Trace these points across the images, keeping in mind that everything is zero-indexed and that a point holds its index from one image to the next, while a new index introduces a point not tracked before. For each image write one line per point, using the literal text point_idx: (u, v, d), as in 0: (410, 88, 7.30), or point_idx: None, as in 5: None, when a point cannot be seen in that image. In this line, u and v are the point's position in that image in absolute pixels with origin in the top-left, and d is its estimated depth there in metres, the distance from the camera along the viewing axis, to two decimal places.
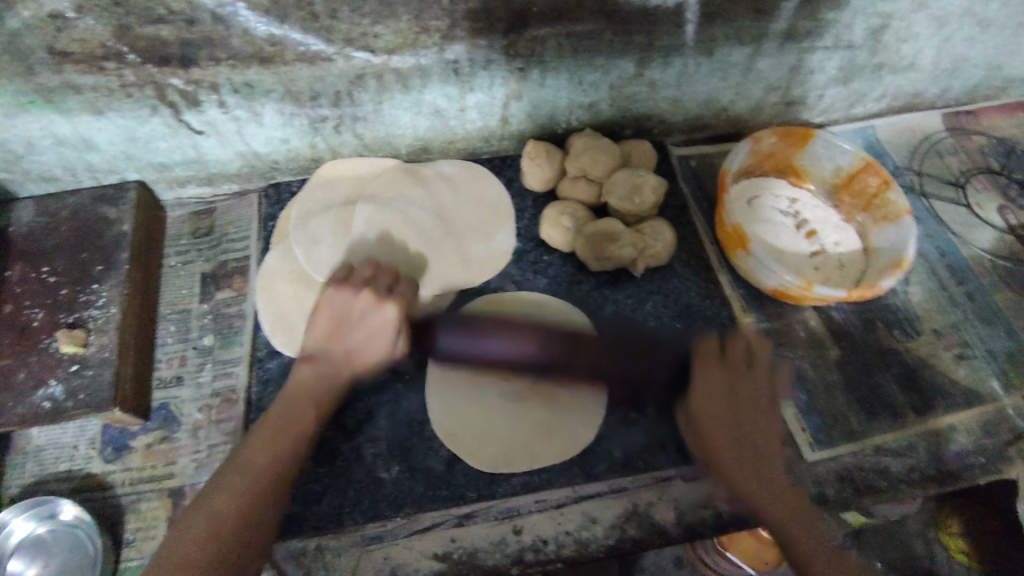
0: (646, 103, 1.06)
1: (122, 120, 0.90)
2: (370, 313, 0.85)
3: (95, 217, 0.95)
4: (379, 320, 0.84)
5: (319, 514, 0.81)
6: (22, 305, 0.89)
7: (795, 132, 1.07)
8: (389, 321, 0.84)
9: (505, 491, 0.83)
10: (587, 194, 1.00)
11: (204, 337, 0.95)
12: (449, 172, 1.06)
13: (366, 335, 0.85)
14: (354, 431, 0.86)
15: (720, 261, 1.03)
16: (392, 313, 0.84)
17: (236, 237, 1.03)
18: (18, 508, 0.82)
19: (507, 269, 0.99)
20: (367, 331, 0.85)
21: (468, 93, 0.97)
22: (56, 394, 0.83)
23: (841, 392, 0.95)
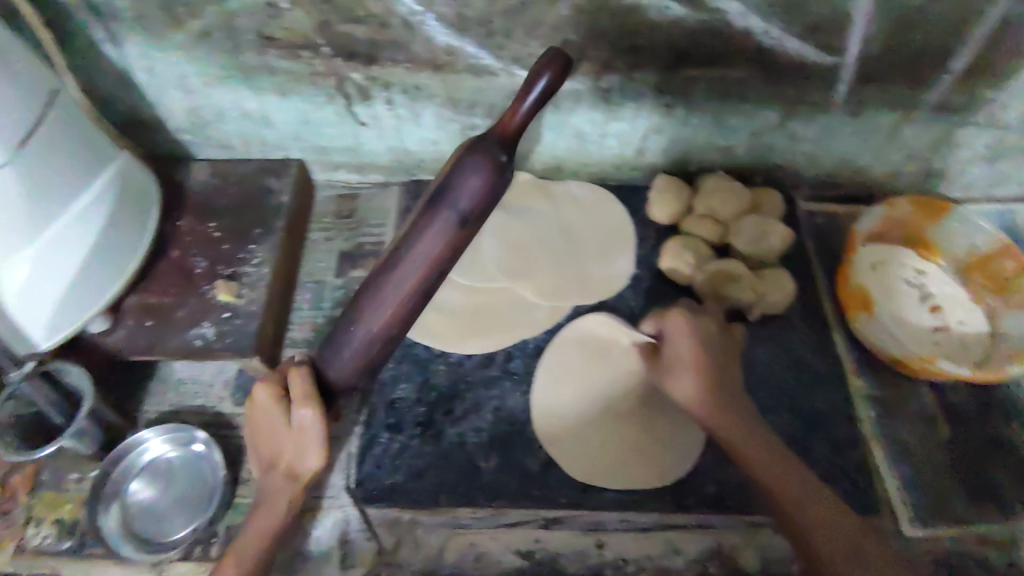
0: (782, 155, 1.08)
1: (301, 104, 1.00)
2: (278, 432, 0.78)
3: (260, 185, 1.06)
4: (272, 422, 0.78)
5: (419, 490, 0.85)
6: (189, 252, 0.99)
7: (933, 205, 1.06)
8: (264, 402, 0.78)
9: (596, 503, 0.85)
10: (712, 233, 1.01)
11: (335, 308, 1.03)
12: (579, 193, 1.10)
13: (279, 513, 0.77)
14: (460, 418, 0.91)
15: (836, 320, 1.03)
16: (263, 395, 0.78)
17: (375, 223, 1.11)
18: (158, 430, 0.90)
19: (622, 292, 1.02)
20: (276, 419, 0.78)
21: (612, 121, 1.01)
22: (207, 334, 0.92)
23: (948, 473, 0.92)
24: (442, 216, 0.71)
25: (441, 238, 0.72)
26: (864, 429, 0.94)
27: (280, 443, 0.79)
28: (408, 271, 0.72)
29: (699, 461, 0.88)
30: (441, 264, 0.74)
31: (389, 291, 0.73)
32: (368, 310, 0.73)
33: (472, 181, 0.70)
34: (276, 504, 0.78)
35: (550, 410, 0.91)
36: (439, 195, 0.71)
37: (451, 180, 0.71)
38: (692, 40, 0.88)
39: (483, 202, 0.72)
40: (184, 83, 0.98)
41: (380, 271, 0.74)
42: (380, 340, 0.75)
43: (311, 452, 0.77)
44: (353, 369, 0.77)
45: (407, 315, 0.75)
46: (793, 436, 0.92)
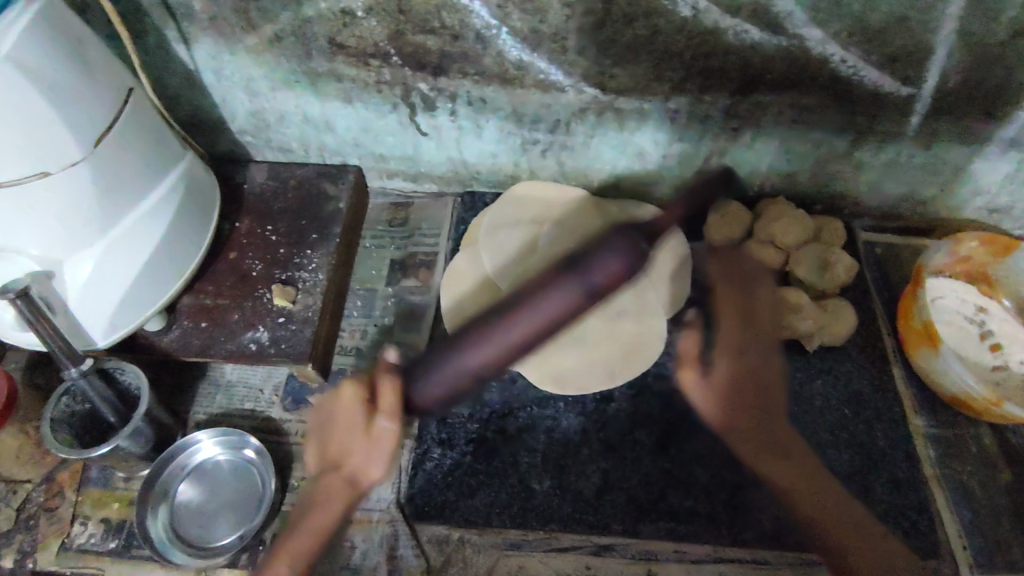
0: (846, 183, 1.06)
1: (364, 111, 1.00)
2: (351, 434, 0.72)
3: (317, 190, 1.06)
4: (348, 422, 0.72)
5: (472, 508, 0.85)
6: (246, 254, 0.99)
7: (1000, 240, 1.03)
8: (349, 400, 0.72)
9: (650, 532, 0.84)
10: (771, 259, 1.00)
11: (386, 317, 1.02)
12: (635, 212, 1.06)
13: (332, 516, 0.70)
14: (512, 437, 0.89)
15: (896, 355, 1.01)
16: (348, 393, 0.72)
17: (428, 233, 1.11)
18: (212, 432, 0.89)
19: (678, 315, 1.01)
20: (351, 417, 0.72)
21: (675, 142, 1.00)
22: (262, 339, 0.91)
23: (1010, 520, 0.89)
24: (555, 297, 0.71)
25: (551, 312, 0.71)
26: (923, 470, 0.92)
27: (341, 449, 0.72)
28: (518, 332, 0.71)
29: (755, 495, 0.86)
30: (551, 332, 0.72)
31: (493, 343, 0.71)
32: (471, 345, 0.71)
33: (597, 277, 0.71)
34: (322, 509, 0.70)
35: (603, 432, 0.90)
36: (572, 274, 0.71)
37: (598, 264, 0.71)
38: (767, 64, 0.87)
39: (612, 283, 0.71)
40: (250, 86, 0.98)
41: (482, 323, 0.72)
42: (486, 370, 0.72)
43: (377, 463, 0.71)
44: (444, 400, 0.72)
45: (510, 359, 0.72)
46: (852, 473, 0.89)
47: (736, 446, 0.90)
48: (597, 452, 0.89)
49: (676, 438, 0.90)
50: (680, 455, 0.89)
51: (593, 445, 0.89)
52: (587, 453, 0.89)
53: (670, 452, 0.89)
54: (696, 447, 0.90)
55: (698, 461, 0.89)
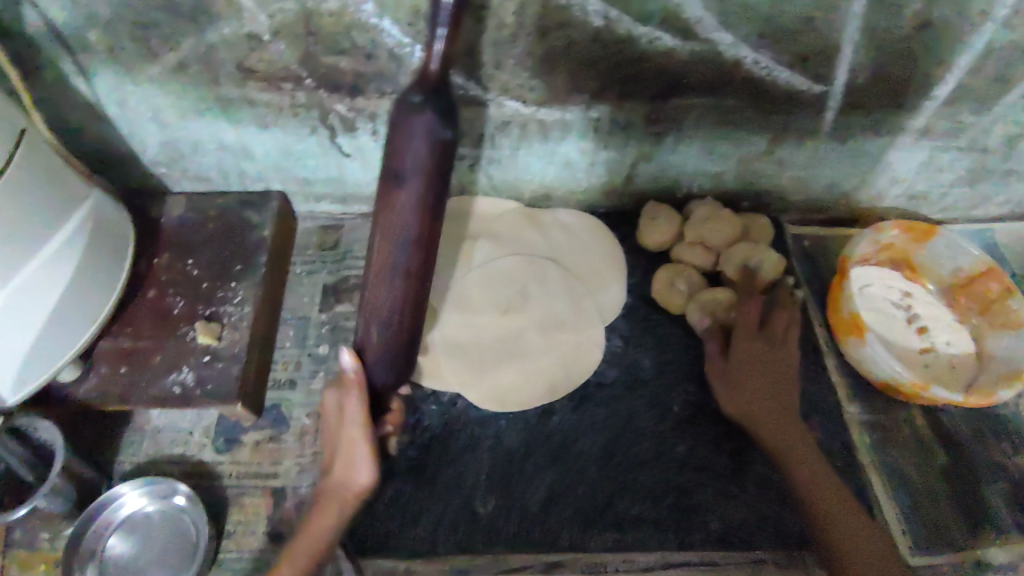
0: (770, 180, 1.08)
1: (282, 135, 0.97)
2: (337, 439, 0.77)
3: (239, 219, 1.02)
4: (334, 425, 0.78)
5: (416, 538, 0.83)
6: (166, 292, 0.95)
7: (919, 227, 1.06)
8: (331, 404, 0.78)
9: (597, 544, 0.83)
10: (703, 261, 1.01)
11: (320, 345, 0.99)
12: (567, 222, 1.09)
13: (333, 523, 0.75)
14: (455, 460, 0.88)
15: (829, 346, 1.03)
16: (330, 399, 0.78)
17: (360, 255, 1.08)
18: (136, 483, 0.85)
19: (616, 322, 1.01)
20: (337, 420, 0.77)
21: (601, 149, 1.00)
22: (186, 380, 0.87)
23: (943, 499, 0.92)
24: (397, 195, 0.69)
25: (405, 214, 0.69)
26: (860, 457, 0.94)
27: (334, 452, 0.77)
28: (388, 255, 0.71)
29: (699, 496, 0.87)
30: (418, 238, 0.71)
31: (385, 290, 0.73)
32: (372, 303, 0.74)
33: (411, 163, 0.67)
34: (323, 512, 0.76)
35: (546, 446, 0.90)
36: (391, 173, 0.69)
37: (395, 154, 0.68)
38: (682, 70, 0.88)
39: (432, 156, 0.67)
40: (158, 116, 0.94)
41: (371, 280, 0.73)
42: (400, 323, 0.74)
43: (359, 466, 0.75)
44: (392, 359, 0.76)
45: (416, 295, 0.74)
46: None
47: (679, 449, 0.90)
48: (541, 467, 0.88)
49: (619, 446, 0.90)
50: (624, 463, 0.89)
51: (537, 461, 0.89)
52: (532, 469, 0.88)
53: (613, 461, 0.89)
54: (639, 454, 0.90)
55: (642, 467, 0.89)
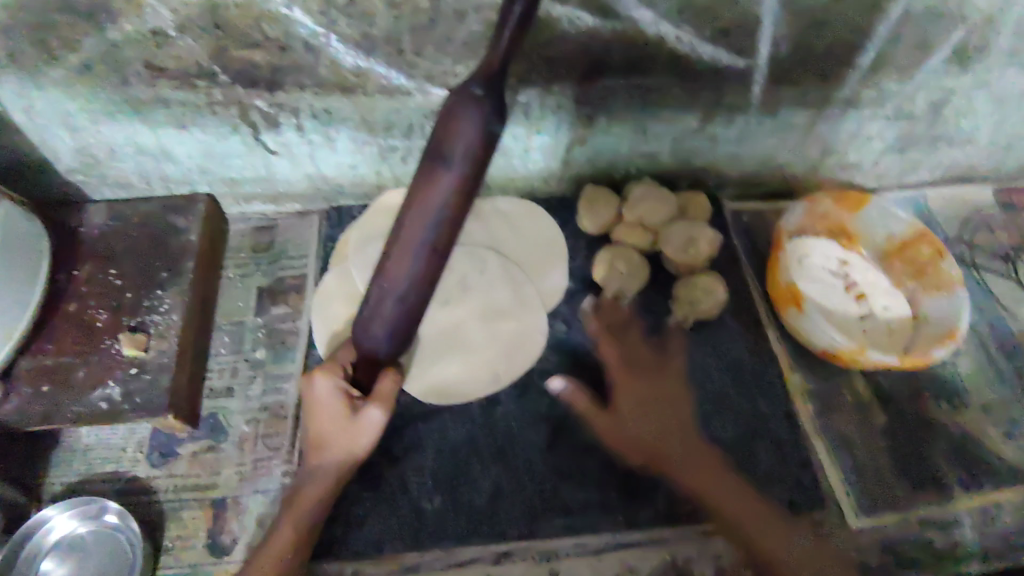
0: (705, 157, 1.08)
1: (202, 135, 0.94)
2: (331, 424, 0.77)
3: (164, 224, 0.98)
4: (330, 412, 0.77)
5: (361, 539, 0.81)
6: (88, 304, 0.91)
7: (850, 197, 1.09)
8: (327, 393, 0.77)
9: (546, 531, 0.83)
10: (643, 241, 1.00)
11: (257, 350, 0.97)
12: (506, 209, 1.07)
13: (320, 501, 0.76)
14: (399, 458, 0.87)
15: (769, 317, 1.04)
16: (326, 386, 0.77)
17: (295, 254, 1.05)
18: (63, 505, 0.82)
19: (559, 308, 1.00)
20: (334, 409, 0.77)
21: (534, 134, 0.99)
22: (113, 395, 0.84)
23: (885, 460, 0.93)
24: (440, 175, 0.66)
25: (444, 195, 0.67)
26: (804, 425, 0.95)
27: (327, 438, 0.76)
28: (417, 231, 0.68)
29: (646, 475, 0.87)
30: (450, 220, 0.68)
31: (407, 263, 0.69)
32: (389, 274, 0.70)
33: (460, 149, 0.65)
34: (316, 486, 0.76)
35: (493, 437, 0.89)
36: (436, 152, 0.66)
37: (445, 135, 0.65)
38: (607, 50, 0.87)
39: (478, 148, 0.65)
40: (66, 121, 0.90)
41: (392, 250, 0.70)
42: (418, 298, 0.72)
43: (361, 446, 0.76)
44: (396, 330, 0.74)
45: (435, 271, 0.71)
46: (738, 440, 0.91)
47: None
48: (488, 460, 0.87)
49: (564, 432, 0.89)
50: (569, 448, 0.88)
51: (484, 453, 0.88)
52: (478, 462, 0.87)
53: (559, 447, 0.88)
54: (585, 438, 0.89)
55: (588, 451, 0.88)
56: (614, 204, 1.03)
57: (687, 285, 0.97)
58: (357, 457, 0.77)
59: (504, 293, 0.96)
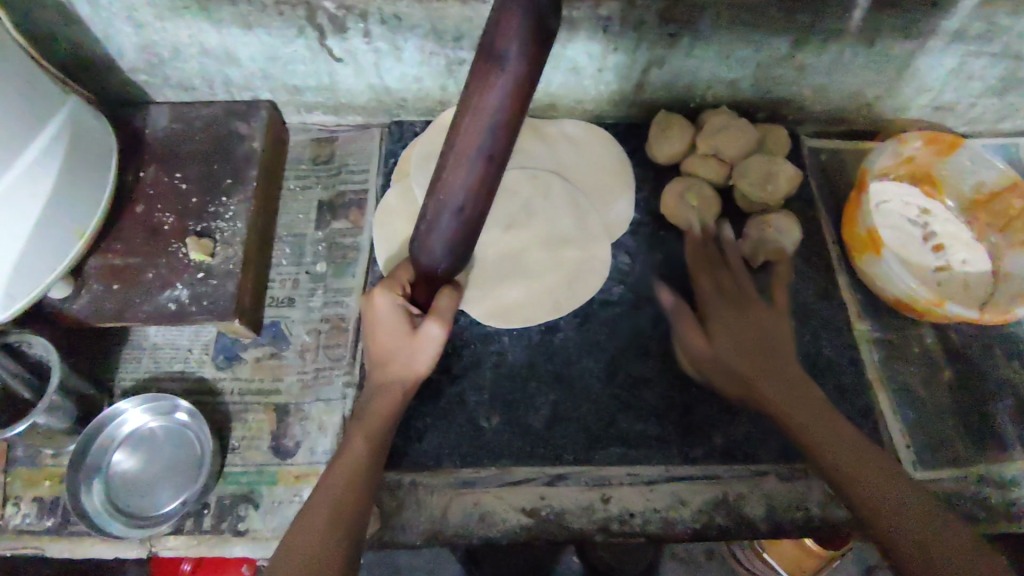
0: (788, 88, 1.01)
1: (267, 38, 0.90)
2: (394, 338, 0.76)
3: (227, 129, 0.96)
4: (392, 327, 0.76)
5: (421, 453, 0.83)
6: (155, 206, 0.91)
7: (942, 139, 1.00)
8: (387, 309, 0.76)
9: (601, 459, 0.83)
10: (716, 173, 0.96)
11: (317, 263, 0.96)
12: (573, 132, 1.03)
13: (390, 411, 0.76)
14: (458, 377, 0.87)
15: (841, 262, 1.00)
16: (385, 302, 0.76)
17: (356, 168, 1.03)
18: (136, 400, 0.85)
19: (623, 239, 0.97)
20: (393, 325, 0.76)
21: (610, 53, 0.93)
22: (181, 297, 0.85)
23: (948, 415, 0.91)
24: (493, 77, 0.63)
25: (499, 96, 0.63)
26: (868, 373, 0.93)
27: (389, 352, 0.76)
28: (472, 138, 0.65)
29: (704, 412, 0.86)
30: (507, 124, 0.65)
31: (463, 172, 0.66)
32: (445, 184, 0.67)
33: (513, 46, 0.62)
34: (384, 403, 0.76)
35: (551, 363, 0.89)
36: (489, 52, 0.63)
37: (499, 32, 0.62)
38: None
39: (533, 41, 0.62)
40: (133, 16, 0.87)
41: (448, 160, 0.67)
42: (475, 213, 0.69)
43: (421, 359, 0.76)
44: (454, 245, 0.71)
45: (493, 181, 0.68)
46: None
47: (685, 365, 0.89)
48: (546, 385, 0.87)
49: (624, 363, 0.89)
50: (628, 379, 0.88)
51: (542, 379, 0.88)
52: (536, 386, 0.87)
53: (618, 377, 0.88)
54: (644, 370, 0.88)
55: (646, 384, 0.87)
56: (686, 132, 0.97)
57: (759, 221, 0.93)
58: (420, 371, 0.77)
59: (571, 222, 0.94)
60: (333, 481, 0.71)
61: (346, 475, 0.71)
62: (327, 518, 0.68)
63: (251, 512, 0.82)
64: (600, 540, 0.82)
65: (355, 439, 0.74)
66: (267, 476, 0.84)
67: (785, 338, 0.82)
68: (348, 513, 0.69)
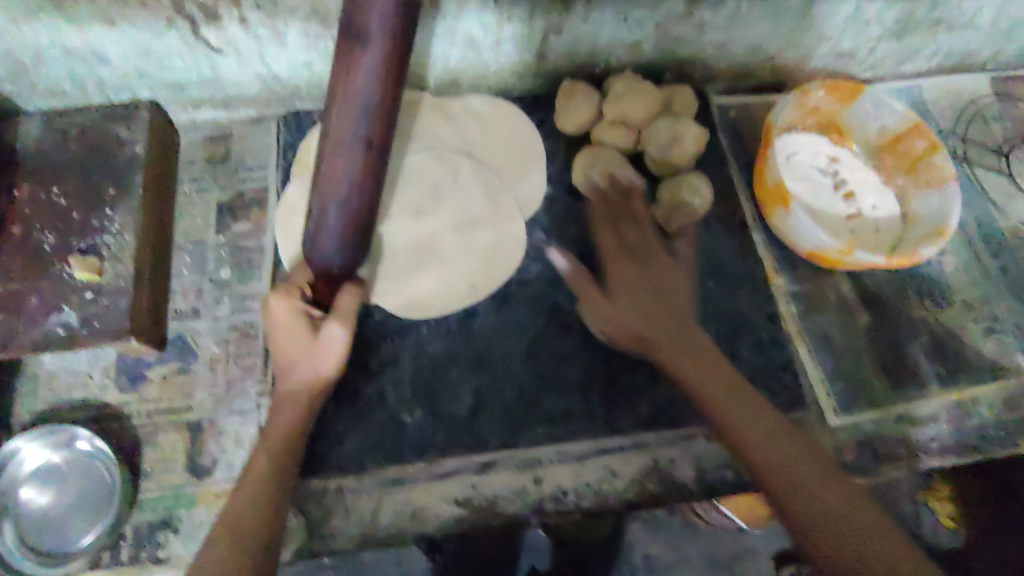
0: (692, 46, 1.00)
1: (135, 33, 0.84)
2: (296, 344, 0.73)
3: (105, 136, 0.90)
4: (292, 332, 0.72)
5: (343, 456, 0.81)
6: (33, 226, 0.85)
7: (843, 87, 1.00)
8: (283, 315, 0.72)
9: (529, 442, 0.82)
10: (625, 140, 0.94)
11: (220, 269, 0.92)
12: (479, 108, 0.99)
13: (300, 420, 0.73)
14: (376, 374, 0.84)
15: (755, 218, 1.00)
16: (280, 307, 0.72)
17: (254, 165, 0.98)
18: (32, 435, 0.80)
19: (536, 215, 0.95)
20: (292, 330, 0.72)
21: (505, 24, 0.90)
22: (70, 321, 0.80)
23: (866, 359, 0.93)
24: (359, 57, 0.62)
25: (368, 75, 0.62)
26: (787, 326, 0.94)
27: (291, 359, 0.73)
28: (347, 124, 0.63)
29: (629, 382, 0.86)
30: (382, 106, 0.63)
31: (342, 161, 0.64)
32: (327, 176, 0.64)
33: (376, 22, 0.61)
34: (288, 413, 0.73)
35: (472, 350, 0.87)
36: (352, 33, 0.62)
37: (358, 13, 0.61)
38: None
39: (393, 16, 0.61)
40: None
41: (325, 152, 0.64)
42: (363, 204, 0.66)
43: (326, 362, 0.73)
44: (346, 241, 0.67)
45: (376, 169, 0.65)
46: (721, 343, 0.90)
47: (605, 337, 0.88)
48: (468, 372, 0.86)
49: (545, 342, 0.87)
50: (551, 357, 0.87)
51: (463, 366, 0.86)
52: (457, 375, 0.85)
53: (541, 357, 0.87)
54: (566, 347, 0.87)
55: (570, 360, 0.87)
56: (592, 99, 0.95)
57: (671, 185, 0.92)
58: (326, 377, 0.73)
59: (480, 202, 0.91)
60: (236, 500, 0.69)
61: (250, 492, 0.69)
62: (239, 530, 0.66)
63: (171, 537, 0.79)
64: (535, 521, 0.82)
65: (258, 454, 0.72)
66: (185, 498, 0.80)
67: (697, 340, 0.84)
68: (261, 522, 0.67)
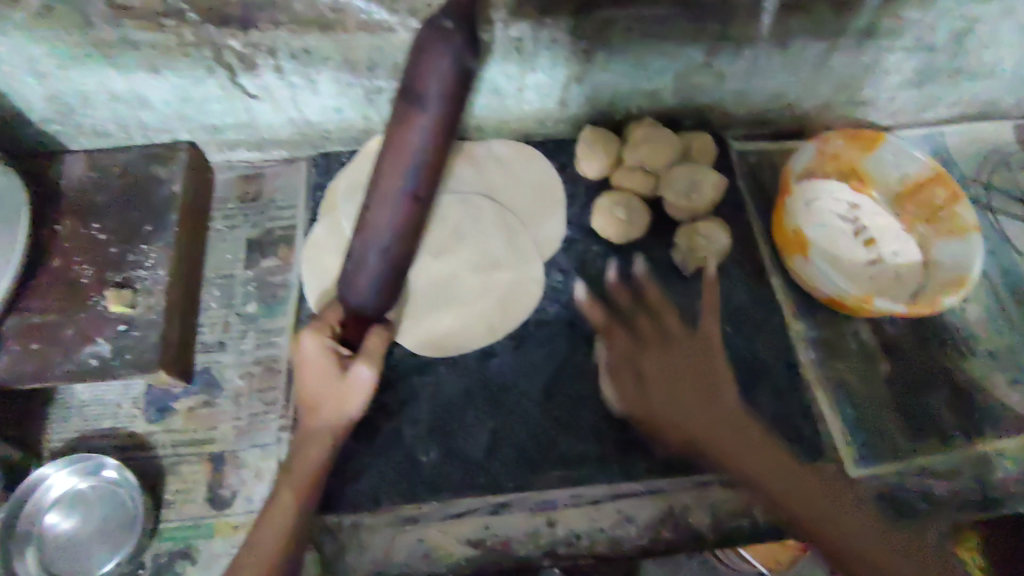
0: (710, 94, 1.02)
1: (177, 80, 0.89)
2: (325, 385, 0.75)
3: (145, 174, 0.94)
4: (321, 371, 0.75)
5: (357, 492, 0.82)
6: (72, 260, 0.89)
7: (863, 135, 1.03)
8: (313, 355, 0.75)
9: (543, 484, 0.83)
10: (643, 185, 0.96)
11: (248, 304, 0.95)
12: (501, 152, 1.02)
13: (327, 450, 0.75)
14: (394, 412, 0.86)
15: (773, 264, 1.01)
16: (313, 347, 0.75)
17: (284, 204, 1.02)
18: (60, 463, 0.83)
19: (555, 258, 0.97)
20: (321, 373, 0.75)
21: (528, 73, 0.93)
22: (103, 352, 0.83)
23: (887, 409, 0.92)
24: (414, 117, 0.68)
25: (421, 137, 0.68)
26: (806, 372, 0.93)
27: (319, 397, 0.75)
28: (397, 178, 0.70)
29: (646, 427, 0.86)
30: (429, 162, 0.70)
31: (388, 210, 0.71)
32: (371, 224, 0.71)
33: (433, 88, 0.67)
34: (313, 450, 0.74)
35: (488, 391, 0.88)
36: (409, 94, 0.68)
37: (416, 75, 0.67)
38: None
39: (451, 83, 0.67)
40: (33, 67, 0.85)
41: (373, 201, 0.71)
42: (402, 250, 0.73)
43: (353, 400, 0.75)
44: (383, 284, 0.74)
45: (416, 219, 0.73)
46: (737, 389, 0.90)
47: None
48: (484, 413, 0.87)
49: (561, 384, 0.88)
50: (566, 401, 0.87)
51: (480, 407, 0.87)
52: (473, 415, 0.86)
53: (557, 400, 0.87)
54: (581, 390, 0.88)
55: (585, 403, 0.87)
56: (611, 145, 0.97)
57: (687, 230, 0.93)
58: (351, 414, 0.76)
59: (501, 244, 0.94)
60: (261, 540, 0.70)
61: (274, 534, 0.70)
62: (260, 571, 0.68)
63: (188, 567, 0.80)
64: (548, 565, 0.82)
65: (282, 490, 0.72)
66: (204, 529, 0.82)
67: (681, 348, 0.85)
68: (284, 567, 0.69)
